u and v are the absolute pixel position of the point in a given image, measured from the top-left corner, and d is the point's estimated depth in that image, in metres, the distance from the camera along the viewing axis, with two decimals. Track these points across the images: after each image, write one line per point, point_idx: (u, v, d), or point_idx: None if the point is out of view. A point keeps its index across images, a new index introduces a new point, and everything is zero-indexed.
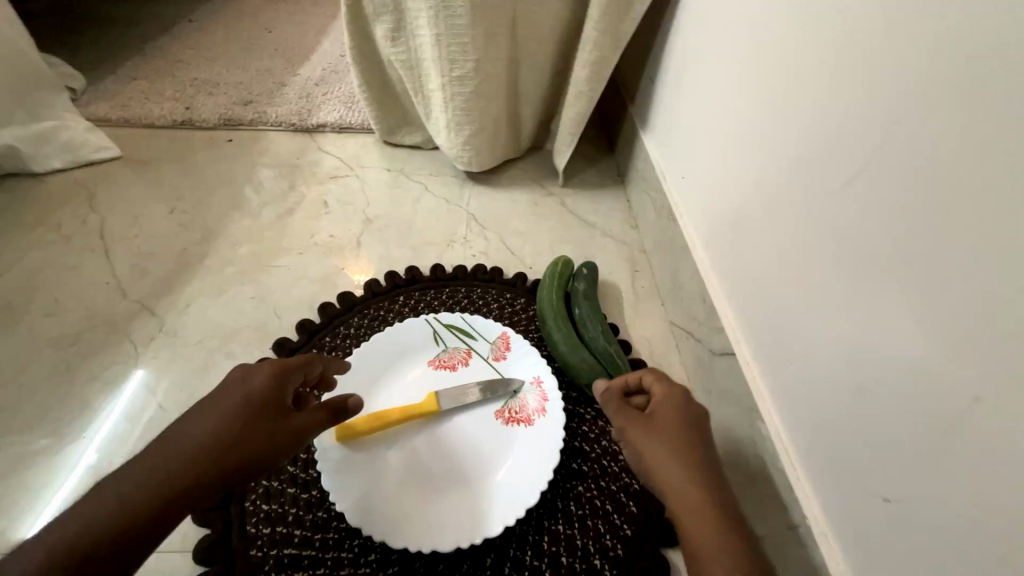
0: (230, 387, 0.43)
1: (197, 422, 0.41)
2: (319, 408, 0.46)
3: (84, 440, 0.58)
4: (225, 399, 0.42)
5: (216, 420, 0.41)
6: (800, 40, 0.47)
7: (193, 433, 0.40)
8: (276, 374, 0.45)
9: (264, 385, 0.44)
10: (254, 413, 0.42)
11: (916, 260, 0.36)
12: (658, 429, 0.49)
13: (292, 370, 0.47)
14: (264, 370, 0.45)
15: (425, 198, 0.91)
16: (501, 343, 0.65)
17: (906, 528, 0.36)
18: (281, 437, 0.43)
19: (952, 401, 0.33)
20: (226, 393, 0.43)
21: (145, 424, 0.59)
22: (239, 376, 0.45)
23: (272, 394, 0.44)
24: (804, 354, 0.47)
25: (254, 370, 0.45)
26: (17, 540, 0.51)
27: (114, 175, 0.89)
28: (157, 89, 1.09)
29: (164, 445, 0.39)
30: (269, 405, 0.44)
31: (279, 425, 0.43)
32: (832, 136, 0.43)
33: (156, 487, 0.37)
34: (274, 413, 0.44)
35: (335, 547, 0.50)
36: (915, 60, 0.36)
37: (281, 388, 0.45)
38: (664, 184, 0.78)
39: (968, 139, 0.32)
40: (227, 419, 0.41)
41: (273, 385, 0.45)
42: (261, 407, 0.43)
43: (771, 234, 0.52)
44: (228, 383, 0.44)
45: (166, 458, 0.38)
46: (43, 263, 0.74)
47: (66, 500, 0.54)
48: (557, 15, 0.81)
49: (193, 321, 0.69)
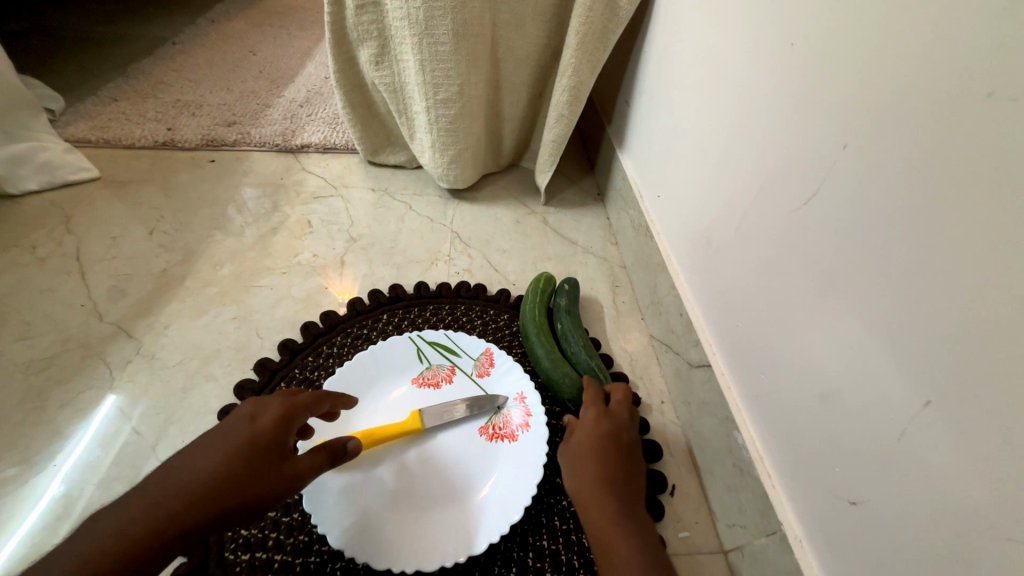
0: (235, 425, 0.43)
1: (198, 459, 0.40)
2: (319, 453, 0.46)
3: (51, 472, 0.56)
4: (230, 436, 0.42)
5: (218, 458, 0.40)
6: (762, 69, 0.50)
7: (193, 470, 0.39)
8: (285, 413, 0.45)
9: (272, 426, 0.43)
10: (258, 454, 0.42)
11: (870, 273, 0.38)
12: (582, 444, 0.54)
13: (301, 411, 0.46)
14: (274, 407, 0.45)
15: (408, 217, 0.93)
16: (484, 359, 0.66)
17: (870, 530, 0.38)
18: (278, 482, 0.42)
19: (906, 406, 0.36)
20: (232, 429, 0.42)
21: (117, 451, 0.58)
22: (247, 412, 0.44)
23: (277, 434, 0.43)
24: (773, 364, 0.49)
25: (264, 406, 0.45)
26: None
27: (92, 196, 0.88)
28: (139, 110, 1.09)
29: (162, 482, 0.38)
30: (274, 446, 0.43)
31: (279, 470, 0.42)
32: (791, 157, 0.46)
33: (146, 526, 0.35)
34: (276, 455, 0.43)
35: (317, 571, 0.49)
36: (862, 90, 0.39)
37: (286, 430, 0.44)
38: (641, 202, 0.81)
39: (909, 162, 0.35)
40: (229, 458, 0.40)
41: (281, 425, 0.44)
42: (266, 448, 0.42)
43: (740, 252, 0.54)
44: (234, 420, 0.43)
45: (161, 495, 0.37)
46: (15, 286, 0.73)
47: (27, 538, 0.51)
48: (536, 42, 0.85)
49: (173, 342, 0.68)
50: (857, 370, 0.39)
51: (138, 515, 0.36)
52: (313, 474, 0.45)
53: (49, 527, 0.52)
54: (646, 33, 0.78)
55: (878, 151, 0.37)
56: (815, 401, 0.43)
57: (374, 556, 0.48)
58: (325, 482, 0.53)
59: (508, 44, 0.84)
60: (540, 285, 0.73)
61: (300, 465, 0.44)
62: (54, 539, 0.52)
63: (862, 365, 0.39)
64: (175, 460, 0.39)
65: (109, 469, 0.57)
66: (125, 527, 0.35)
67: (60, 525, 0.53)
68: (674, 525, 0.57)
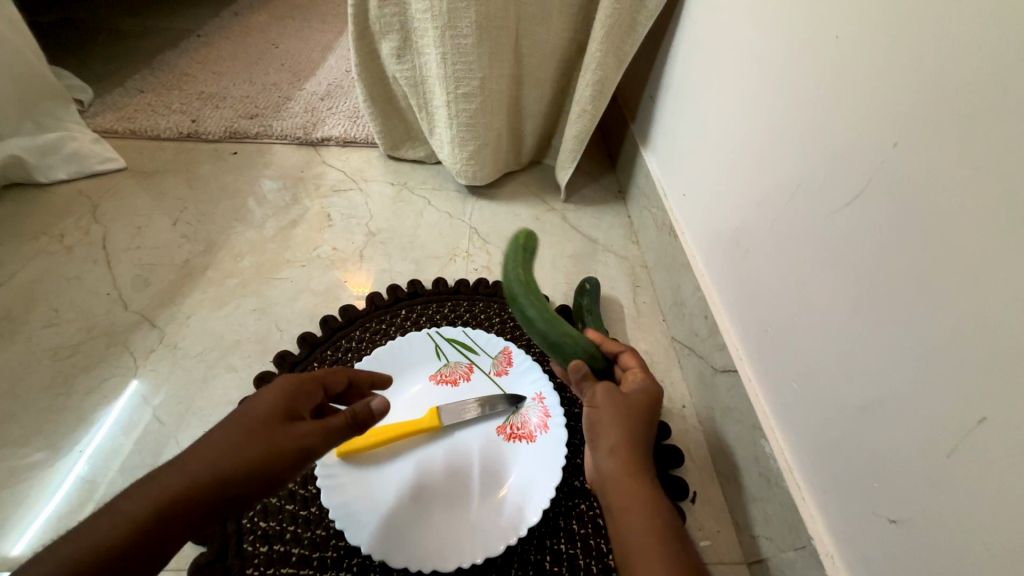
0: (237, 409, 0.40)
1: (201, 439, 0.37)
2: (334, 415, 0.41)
3: (74, 455, 0.57)
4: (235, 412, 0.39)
5: (219, 435, 0.37)
6: (801, 65, 0.48)
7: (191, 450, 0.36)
8: (292, 385, 0.42)
9: (271, 400, 0.40)
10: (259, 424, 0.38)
11: (919, 281, 0.36)
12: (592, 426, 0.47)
13: (304, 383, 0.43)
14: (281, 380, 0.42)
15: (427, 212, 0.92)
16: (503, 358, 0.65)
17: (911, 550, 0.36)
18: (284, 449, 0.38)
19: (956, 422, 0.34)
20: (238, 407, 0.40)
21: (137, 436, 0.59)
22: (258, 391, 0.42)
23: (281, 405, 0.40)
24: (807, 372, 0.47)
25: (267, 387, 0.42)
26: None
27: (118, 186, 0.90)
28: (163, 101, 1.10)
29: (162, 466, 0.35)
30: (277, 415, 0.39)
31: (283, 435, 0.38)
32: (833, 157, 0.44)
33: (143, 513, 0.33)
34: (279, 423, 0.39)
35: (333, 566, 0.49)
36: (914, 88, 0.37)
37: (289, 401, 0.41)
38: (665, 200, 0.79)
39: (965, 166, 0.33)
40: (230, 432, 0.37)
41: (286, 395, 0.41)
42: (267, 419, 0.39)
43: (772, 254, 0.52)
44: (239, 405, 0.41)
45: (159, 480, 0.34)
46: (43, 273, 0.74)
47: (51, 518, 0.53)
48: (561, 35, 0.83)
49: (194, 332, 0.69)
50: (901, 383, 0.37)
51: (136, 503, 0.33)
52: (328, 436, 0.40)
53: (72, 510, 0.53)
54: (674, 27, 0.76)
55: (931, 151, 0.35)
56: (852, 412, 0.42)
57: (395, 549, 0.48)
58: (348, 474, 0.53)
59: (532, 37, 0.82)
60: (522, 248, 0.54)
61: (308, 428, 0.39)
62: (77, 520, 0.53)
63: (907, 376, 0.37)
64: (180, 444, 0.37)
65: (132, 455, 0.57)
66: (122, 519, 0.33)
67: (83, 506, 0.54)
68: (695, 533, 0.55)
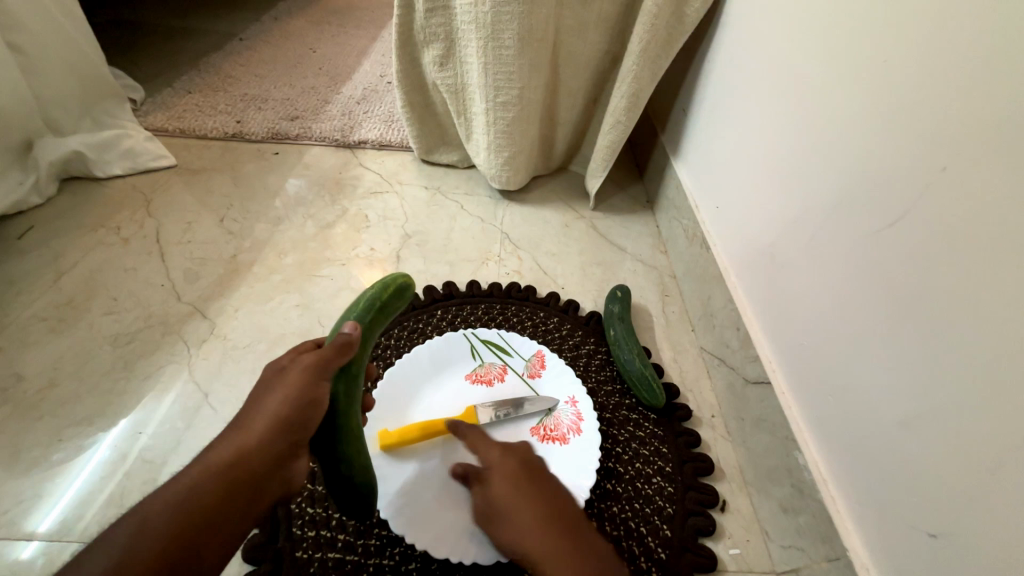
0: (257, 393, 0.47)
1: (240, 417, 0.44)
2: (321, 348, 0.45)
3: (98, 436, 0.60)
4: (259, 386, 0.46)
5: (250, 406, 0.44)
6: (844, 84, 0.49)
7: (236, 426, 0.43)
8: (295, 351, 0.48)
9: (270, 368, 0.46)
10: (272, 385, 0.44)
11: (964, 301, 0.37)
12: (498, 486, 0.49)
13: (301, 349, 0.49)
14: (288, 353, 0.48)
15: (460, 216, 0.94)
16: (536, 361, 0.67)
17: (950, 564, 0.37)
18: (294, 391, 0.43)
19: (1001, 442, 0.34)
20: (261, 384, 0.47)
21: (158, 419, 0.62)
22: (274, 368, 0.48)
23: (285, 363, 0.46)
24: (844, 387, 0.48)
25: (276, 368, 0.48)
26: (26, 534, 0.52)
27: (169, 182, 0.94)
28: (210, 102, 1.15)
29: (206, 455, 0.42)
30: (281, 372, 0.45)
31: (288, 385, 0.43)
32: (875, 177, 0.45)
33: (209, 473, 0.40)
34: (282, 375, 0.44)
35: (377, 553, 0.51)
36: (961, 114, 0.38)
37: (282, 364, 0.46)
38: (697, 212, 0.80)
39: (1010, 191, 0.34)
40: (257, 400, 0.44)
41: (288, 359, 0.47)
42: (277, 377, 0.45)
43: (810, 270, 0.53)
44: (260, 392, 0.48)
45: (215, 450, 0.42)
46: (102, 263, 0.78)
47: (78, 493, 0.56)
48: (599, 48, 0.85)
49: (241, 325, 0.72)
50: (941, 401, 0.38)
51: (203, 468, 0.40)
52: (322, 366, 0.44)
53: (135, 489, 0.56)
54: (712, 42, 0.77)
55: (982, 176, 0.36)
56: (890, 428, 0.42)
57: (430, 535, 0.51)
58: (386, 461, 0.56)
59: (570, 48, 0.85)
60: (385, 304, 0.48)
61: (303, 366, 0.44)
62: (100, 495, 0.56)
63: (948, 395, 0.38)
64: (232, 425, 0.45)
65: (186, 439, 0.60)
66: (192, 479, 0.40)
67: (107, 483, 0.57)
68: (725, 541, 0.56)
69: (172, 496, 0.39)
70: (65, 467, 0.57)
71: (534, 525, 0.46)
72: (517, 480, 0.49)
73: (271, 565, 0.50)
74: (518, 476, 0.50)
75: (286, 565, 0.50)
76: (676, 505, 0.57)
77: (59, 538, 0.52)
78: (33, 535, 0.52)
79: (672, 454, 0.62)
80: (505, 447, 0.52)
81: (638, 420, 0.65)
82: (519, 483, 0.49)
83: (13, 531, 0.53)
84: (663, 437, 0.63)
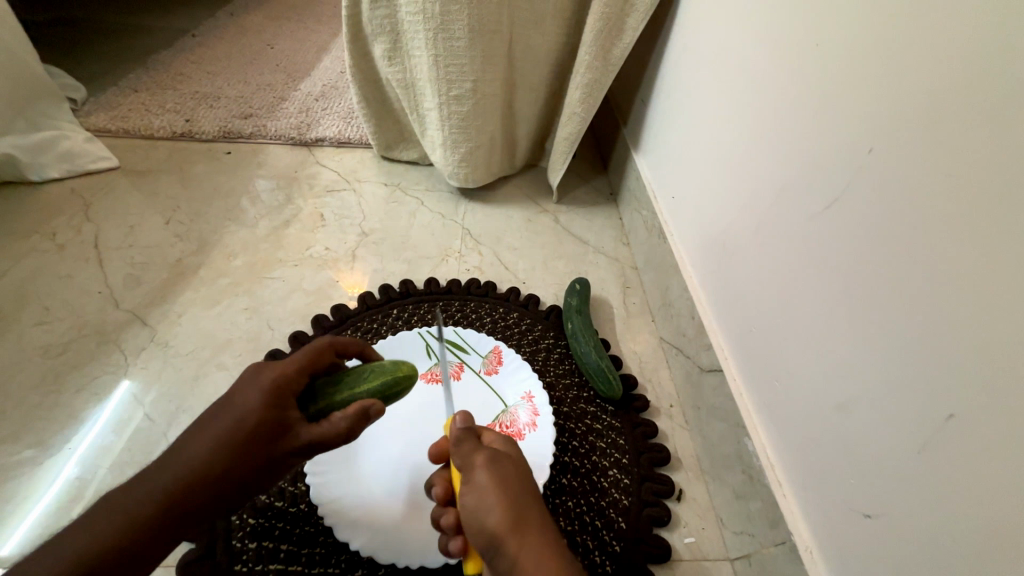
0: (227, 409, 0.40)
1: (190, 443, 0.39)
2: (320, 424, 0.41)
3: (63, 455, 0.58)
4: (221, 417, 0.40)
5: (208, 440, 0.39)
6: (783, 69, 0.49)
7: (186, 451, 0.39)
8: (273, 391, 0.41)
9: (260, 409, 0.40)
10: (245, 436, 0.39)
11: (893, 282, 0.37)
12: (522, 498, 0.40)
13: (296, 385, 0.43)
14: (262, 385, 0.41)
15: (420, 213, 0.93)
16: (493, 357, 0.66)
17: (886, 544, 0.37)
18: (273, 459, 0.40)
19: (926, 419, 0.35)
20: (220, 411, 0.40)
21: (128, 437, 0.60)
22: (238, 393, 0.41)
23: (268, 416, 0.40)
24: (788, 372, 0.48)
25: (256, 386, 0.41)
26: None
27: (111, 185, 0.90)
28: (157, 101, 1.10)
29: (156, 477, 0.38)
30: (262, 428, 0.40)
31: (271, 452, 0.40)
32: (813, 161, 0.45)
33: (152, 499, 0.37)
34: (265, 438, 0.40)
35: (321, 562, 0.50)
36: (889, 97, 0.38)
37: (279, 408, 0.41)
38: (655, 203, 0.80)
39: (930, 172, 0.35)
40: (218, 441, 0.39)
41: (269, 405, 0.40)
42: (252, 433, 0.39)
43: (757, 256, 0.53)
44: (228, 402, 0.41)
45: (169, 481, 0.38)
46: (35, 271, 0.75)
47: (39, 517, 0.54)
48: (554, 38, 0.83)
49: (186, 331, 0.70)
50: (875, 382, 0.38)
51: (148, 492, 0.38)
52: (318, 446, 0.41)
53: (61, 505, 0.55)
54: (664, 31, 0.76)
55: (908, 158, 0.36)
56: (830, 412, 0.43)
57: (376, 539, 0.50)
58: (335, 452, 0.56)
59: (525, 40, 0.83)
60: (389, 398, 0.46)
61: (296, 441, 0.41)
62: (65, 519, 0.54)
63: (879, 376, 0.38)
64: (176, 444, 0.40)
65: (121, 452, 0.59)
66: (134, 504, 0.37)
67: (73, 505, 0.55)
68: (680, 530, 0.56)
69: (110, 516, 0.36)
70: None
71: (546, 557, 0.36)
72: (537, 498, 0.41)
73: None
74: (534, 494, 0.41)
75: None
76: (632, 497, 0.57)
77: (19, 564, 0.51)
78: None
79: (628, 446, 0.61)
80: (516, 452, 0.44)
81: (595, 413, 0.64)
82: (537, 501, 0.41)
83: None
84: (620, 429, 0.63)
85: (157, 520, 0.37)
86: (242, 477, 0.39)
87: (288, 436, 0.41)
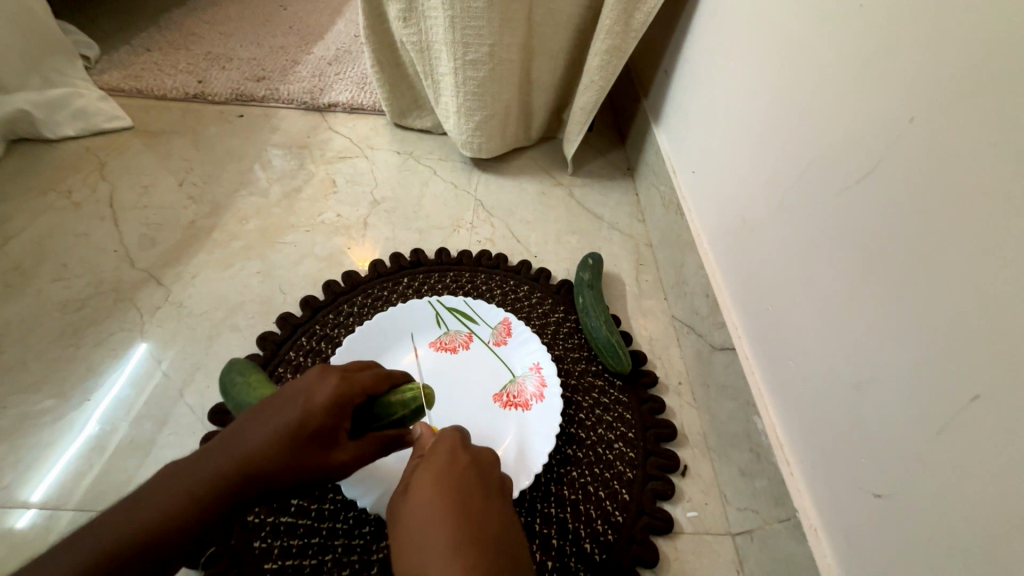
0: (287, 402, 0.38)
1: (251, 431, 0.37)
2: (367, 441, 0.41)
3: (89, 408, 0.60)
4: (285, 409, 0.38)
5: (270, 431, 0.37)
6: (819, 31, 0.46)
7: (247, 435, 0.36)
8: (339, 397, 0.39)
9: (320, 413, 0.38)
10: (308, 436, 0.37)
11: (924, 260, 0.36)
12: (417, 489, 0.37)
13: (355, 398, 0.41)
14: (329, 385, 0.39)
15: (433, 182, 0.91)
16: (502, 328, 0.65)
17: (895, 523, 0.37)
18: (322, 471, 0.38)
19: (950, 400, 0.34)
20: (285, 403, 0.38)
21: (149, 394, 0.61)
22: (301, 387, 0.39)
23: (330, 420, 0.38)
24: (804, 351, 0.47)
25: (318, 386, 0.39)
26: (20, 502, 0.53)
27: (125, 145, 0.90)
28: (170, 61, 1.09)
29: (203, 454, 0.36)
30: (321, 432, 0.38)
31: (322, 461, 0.38)
32: (845, 130, 0.42)
33: (211, 481, 0.35)
34: (321, 443, 0.38)
35: (331, 517, 0.52)
36: (933, 64, 0.35)
37: (337, 417, 0.39)
38: (674, 177, 0.77)
39: (973, 143, 0.33)
40: (281, 433, 0.37)
41: (332, 410, 0.39)
42: (313, 436, 0.37)
43: (781, 233, 0.51)
44: (288, 395, 0.38)
45: (209, 464, 0.35)
46: (52, 228, 0.76)
47: (68, 465, 0.56)
48: (575, 2, 0.79)
49: (200, 292, 0.71)
50: (895, 363, 0.37)
51: (208, 471, 0.35)
52: (361, 463, 0.41)
53: (84, 457, 0.56)
54: None
55: (953, 126, 0.34)
56: (847, 391, 0.42)
57: (381, 496, 0.51)
58: None
59: (544, 3, 0.79)
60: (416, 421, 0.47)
61: (344, 456, 0.39)
62: (91, 468, 0.56)
63: (901, 357, 0.37)
64: (236, 428, 0.37)
65: (139, 408, 0.60)
66: (195, 482, 0.35)
67: (97, 457, 0.57)
68: (683, 505, 0.56)
69: (171, 490, 0.34)
70: (12, 434, 0.57)
71: (431, 526, 0.34)
72: (447, 483, 0.37)
73: (222, 528, 0.50)
74: (448, 477, 0.37)
75: (237, 528, 0.50)
76: (637, 470, 0.58)
77: (49, 508, 0.53)
78: (28, 504, 0.53)
79: (635, 421, 0.61)
80: (450, 445, 0.40)
81: (603, 386, 0.64)
82: (450, 487, 0.36)
83: (6, 500, 0.53)
84: (627, 404, 0.63)
85: (211, 507, 0.35)
86: (295, 479, 0.37)
87: (339, 447, 0.39)
